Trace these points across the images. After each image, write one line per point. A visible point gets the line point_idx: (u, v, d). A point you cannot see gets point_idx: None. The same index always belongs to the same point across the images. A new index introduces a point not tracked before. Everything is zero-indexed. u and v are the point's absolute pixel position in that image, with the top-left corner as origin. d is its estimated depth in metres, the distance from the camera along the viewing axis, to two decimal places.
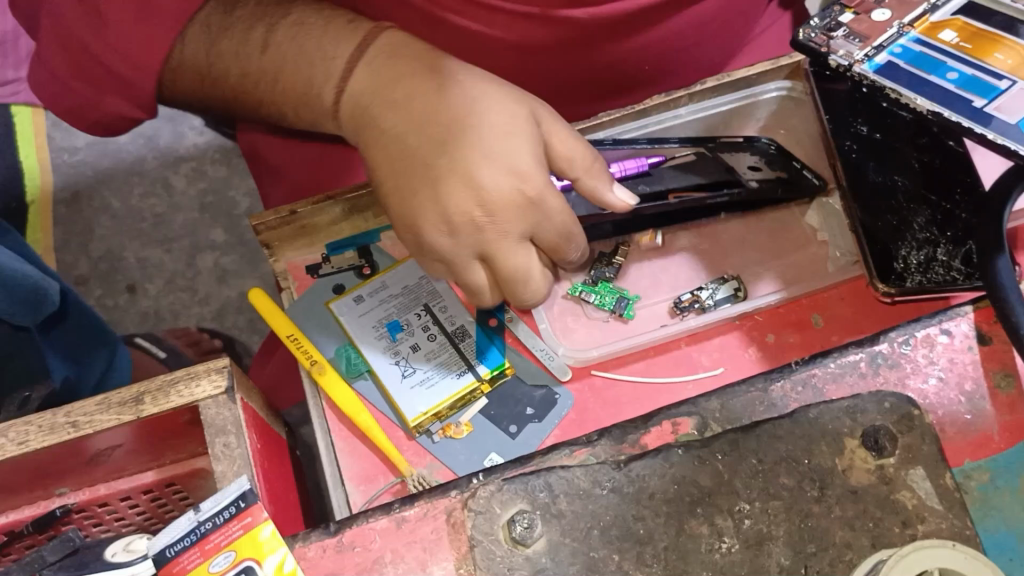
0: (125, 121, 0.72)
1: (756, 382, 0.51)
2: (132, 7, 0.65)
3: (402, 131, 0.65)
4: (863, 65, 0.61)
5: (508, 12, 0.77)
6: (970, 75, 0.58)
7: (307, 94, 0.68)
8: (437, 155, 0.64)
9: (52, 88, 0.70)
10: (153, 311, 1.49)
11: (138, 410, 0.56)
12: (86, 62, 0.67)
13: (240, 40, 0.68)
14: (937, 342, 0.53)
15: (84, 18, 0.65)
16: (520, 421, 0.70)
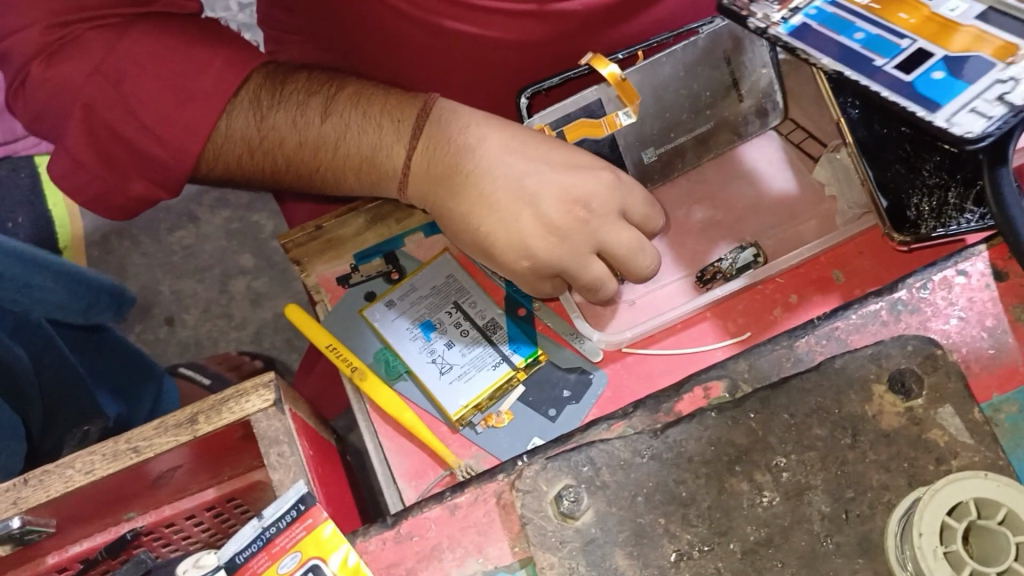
0: (147, 201, 0.74)
1: (781, 340, 0.52)
2: (169, 98, 0.67)
3: (479, 174, 0.69)
4: (778, 27, 0.59)
5: (505, 11, 0.79)
6: (874, 34, 0.56)
7: (372, 159, 0.71)
8: (514, 188, 0.69)
9: (74, 178, 0.70)
10: (193, 340, 1.53)
11: (194, 430, 0.58)
12: (109, 142, 0.68)
13: (287, 131, 0.71)
14: (955, 283, 0.54)
15: (110, 100, 0.66)
16: (559, 404, 0.72)
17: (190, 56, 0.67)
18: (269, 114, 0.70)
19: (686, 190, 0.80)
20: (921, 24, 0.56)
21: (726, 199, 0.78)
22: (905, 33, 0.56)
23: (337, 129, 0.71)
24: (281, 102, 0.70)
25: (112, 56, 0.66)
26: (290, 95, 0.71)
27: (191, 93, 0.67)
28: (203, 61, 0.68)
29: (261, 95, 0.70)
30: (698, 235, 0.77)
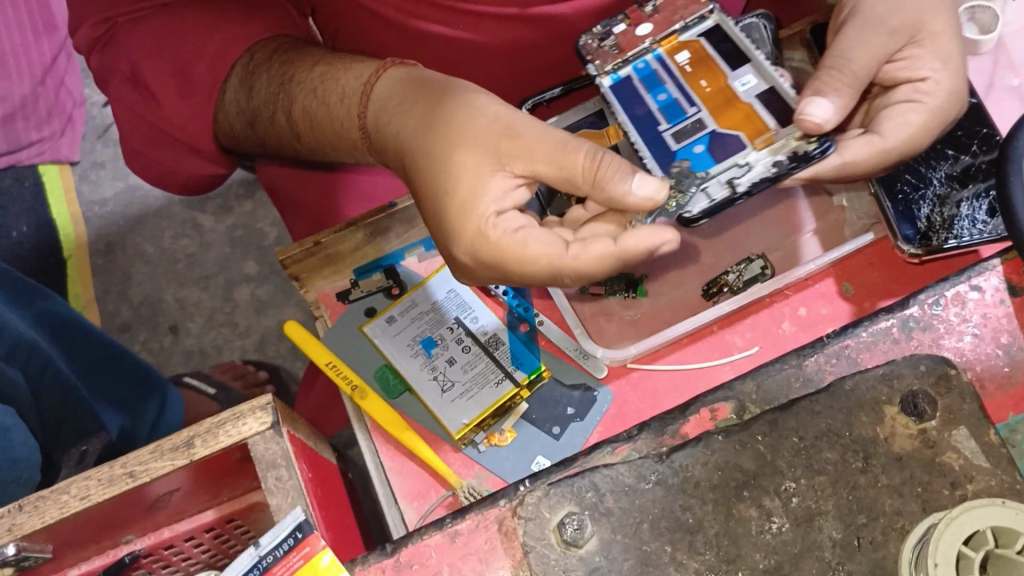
0: (210, 176, 0.86)
1: (789, 360, 0.49)
2: (174, 84, 0.74)
3: (424, 117, 0.65)
4: (606, 78, 0.68)
5: (493, 16, 0.78)
6: (673, 99, 0.65)
7: (337, 111, 0.71)
8: (458, 124, 0.64)
9: (140, 164, 0.83)
10: (198, 349, 1.52)
11: (189, 454, 0.57)
12: (153, 133, 0.78)
13: (271, 118, 0.75)
14: (969, 299, 0.51)
15: (141, 97, 0.76)
16: (562, 422, 0.71)
17: (182, 35, 0.73)
18: (251, 106, 0.76)
19: None
20: (713, 96, 0.65)
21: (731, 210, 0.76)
22: (696, 99, 0.65)
23: (302, 105, 0.73)
24: (256, 89, 0.75)
25: (127, 54, 0.74)
26: (262, 85, 0.75)
27: (191, 75, 0.75)
28: (197, 42, 0.74)
29: (244, 91, 0.75)
30: (704, 247, 0.76)
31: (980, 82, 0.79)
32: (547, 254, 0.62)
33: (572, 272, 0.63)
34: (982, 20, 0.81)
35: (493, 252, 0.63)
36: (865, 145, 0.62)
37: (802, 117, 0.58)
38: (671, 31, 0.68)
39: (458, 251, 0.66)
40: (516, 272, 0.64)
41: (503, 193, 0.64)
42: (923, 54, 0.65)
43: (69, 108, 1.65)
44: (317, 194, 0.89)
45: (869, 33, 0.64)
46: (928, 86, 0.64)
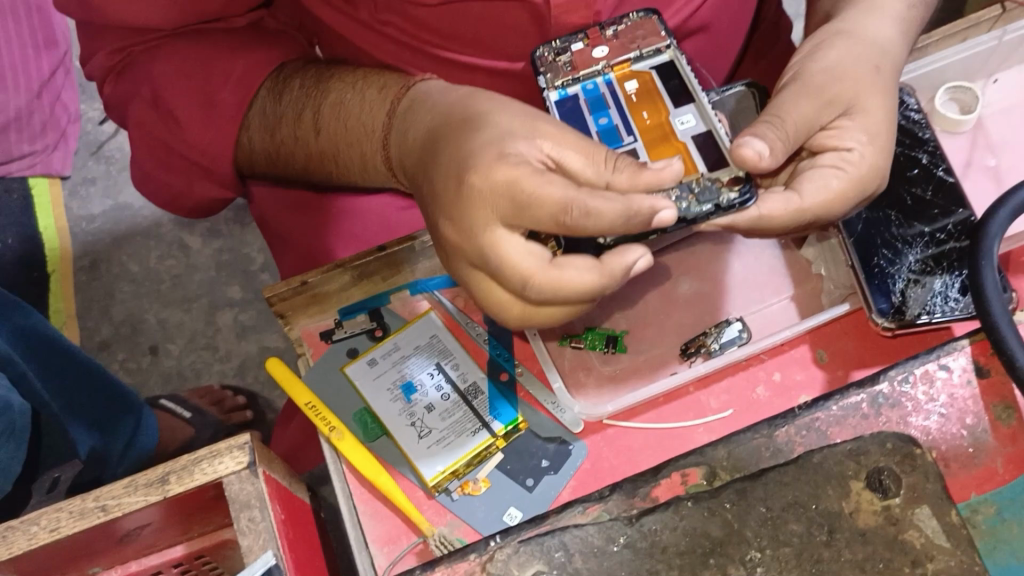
0: (218, 201, 0.84)
1: (760, 429, 0.49)
2: (196, 107, 0.75)
3: (449, 112, 0.66)
4: (553, 93, 0.68)
5: (486, 71, 0.79)
6: (613, 125, 0.66)
7: (367, 110, 0.73)
8: (481, 118, 0.63)
9: (150, 188, 0.82)
10: (176, 371, 1.51)
11: (164, 490, 0.58)
12: (168, 156, 0.78)
13: (295, 118, 0.76)
14: (937, 378, 0.53)
15: (159, 119, 0.76)
16: (536, 474, 0.72)
17: (210, 60, 0.75)
18: (279, 106, 0.76)
19: (675, 261, 0.79)
20: (653, 131, 0.65)
21: (713, 273, 0.78)
22: (635, 129, 0.65)
23: (335, 98, 0.75)
24: (287, 92, 0.77)
25: (150, 79, 0.74)
26: (292, 91, 0.76)
27: (217, 100, 0.75)
28: (224, 66, 0.75)
29: (274, 96, 0.77)
30: (685, 305, 0.77)
31: (959, 160, 0.82)
32: (560, 189, 0.55)
33: (584, 209, 0.54)
34: (963, 100, 0.83)
35: (504, 181, 0.57)
36: (782, 202, 0.63)
37: (738, 150, 0.58)
38: (626, 59, 0.68)
39: (467, 184, 0.59)
40: (523, 199, 0.56)
41: (526, 157, 0.59)
42: (851, 128, 0.67)
43: (63, 123, 1.66)
44: (304, 230, 0.90)
45: (807, 97, 0.66)
46: (853, 157, 0.66)
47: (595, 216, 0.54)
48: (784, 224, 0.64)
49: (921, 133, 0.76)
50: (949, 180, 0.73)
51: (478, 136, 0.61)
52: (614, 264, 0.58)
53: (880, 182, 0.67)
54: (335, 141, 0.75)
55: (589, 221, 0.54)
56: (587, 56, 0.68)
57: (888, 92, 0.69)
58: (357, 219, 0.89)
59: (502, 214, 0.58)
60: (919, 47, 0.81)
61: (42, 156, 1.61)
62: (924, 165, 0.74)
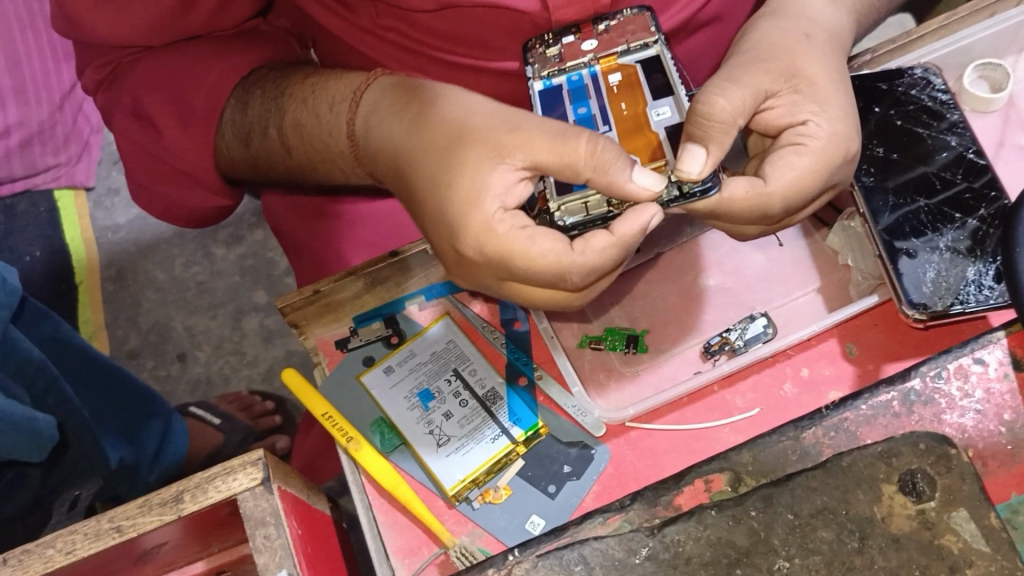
0: (213, 209, 0.82)
1: (787, 431, 0.47)
2: (172, 113, 0.73)
3: (406, 142, 0.64)
4: (537, 82, 0.66)
5: (492, 72, 0.77)
6: (591, 117, 0.64)
7: (328, 127, 0.69)
8: (442, 153, 0.61)
9: (146, 201, 0.81)
10: (204, 377, 1.51)
11: (178, 509, 0.57)
12: (156, 166, 0.77)
13: (261, 137, 0.73)
14: (972, 372, 0.51)
15: (142, 130, 0.75)
16: (558, 480, 0.71)
17: (182, 67, 0.73)
18: (245, 123, 0.74)
19: (694, 257, 0.77)
20: (628, 121, 0.62)
21: (735, 267, 0.76)
22: (611, 119, 0.63)
23: (293, 117, 0.71)
24: (250, 107, 0.74)
25: (130, 88, 0.73)
26: (254, 106, 0.73)
27: (190, 105, 0.74)
28: (197, 72, 0.74)
29: (239, 108, 0.74)
30: (708, 303, 0.75)
31: (990, 141, 0.79)
32: (552, 254, 0.57)
33: (579, 269, 0.57)
34: (993, 78, 0.80)
35: (496, 255, 0.59)
36: (745, 186, 0.60)
37: (676, 170, 0.56)
38: (613, 51, 0.65)
39: (462, 252, 0.60)
40: (519, 269, 0.58)
41: (508, 188, 0.59)
42: (800, 101, 0.65)
43: (86, 134, 1.64)
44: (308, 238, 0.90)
45: (746, 80, 0.63)
46: (810, 129, 0.63)
47: (591, 267, 0.57)
48: (748, 209, 0.61)
49: (950, 114, 0.73)
50: (980, 164, 0.70)
51: (465, 176, 0.59)
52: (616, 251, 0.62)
53: (850, 146, 0.63)
54: (308, 158, 0.73)
55: (586, 262, 0.56)
56: (577, 49, 0.66)
57: (824, 59, 0.67)
58: (369, 224, 0.88)
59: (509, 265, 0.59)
60: (915, 37, 0.78)
61: (65, 167, 1.61)
62: (954, 149, 0.71)
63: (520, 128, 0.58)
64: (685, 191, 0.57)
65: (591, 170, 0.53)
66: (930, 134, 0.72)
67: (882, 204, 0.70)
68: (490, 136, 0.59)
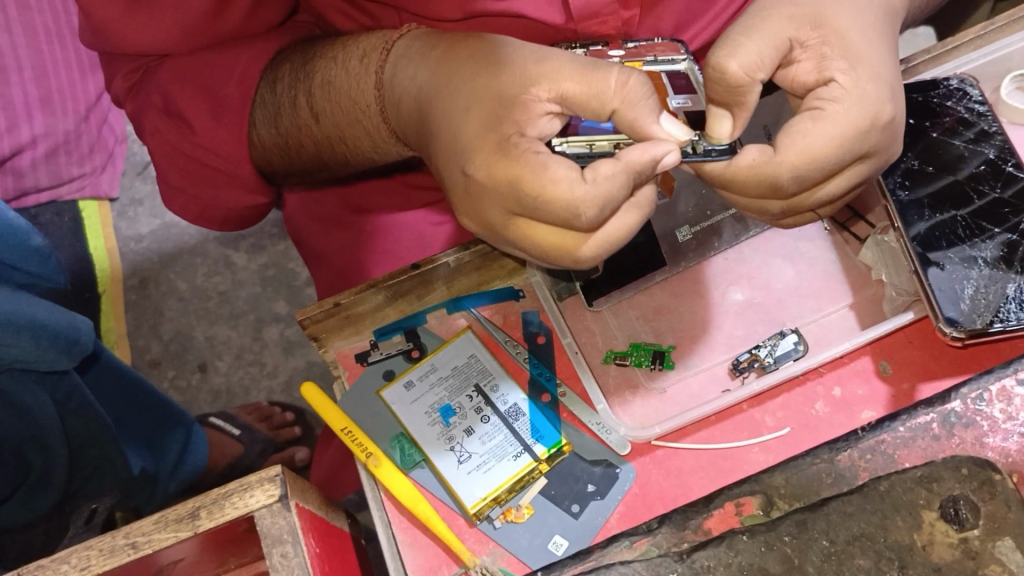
0: (249, 207, 0.81)
1: (821, 454, 0.47)
2: (205, 108, 0.71)
3: (427, 83, 0.60)
4: None
5: None
6: None
7: (355, 88, 0.66)
8: (461, 84, 0.57)
9: (180, 203, 0.79)
10: (225, 388, 1.51)
11: (194, 525, 0.56)
12: (188, 165, 0.75)
13: (293, 109, 0.71)
14: (1016, 394, 0.47)
15: (174, 128, 0.73)
16: (582, 499, 0.69)
17: (211, 60, 0.72)
18: (275, 98, 0.71)
19: (721, 272, 0.76)
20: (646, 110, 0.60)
21: (764, 281, 0.75)
22: None
23: (321, 76, 0.68)
24: (280, 79, 0.71)
25: (160, 87, 0.72)
26: (285, 79, 0.71)
27: (222, 97, 0.72)
28: (224, 64, 0.72)
29: (270, 85, 0.72)
30: (736, 321, 0.73)
31: None
32: (566, 176, 0.51)
33: (592, 203, 0.51)
34: None
35: (507, 180, 0.53)
36: (756, 154, 0.56)
37: (706, 138, 0.58)
38: (640, 58, 0.62)
39: (472, 178, 0.55)
40: (530, 201, 0.52)
41: (534, 118, 0.55)
42: (828, 54, 0.58)
43: (111, 145, 1.65)
44: (331, 250, 0.89)
45: (764, 27, 0.58)
46: (834, 92, 0.57)
47: (606, 201, 0.52)
48: (758, 183, 0.57)
49: (985, 124, 0.71)
50: (1018, 175, 0.68)
51: (485, 106, 0.56)
52: (645, 194, 0.57)
53: (881, 109, 0.56)
54: (337, 124, 0.69)
55: (598, 188, 0.51)
56: (604, 53, 0.64)
57: (859, 10, 0.60)
58: (392, 236, 0.87)
59: (515, 190, 0.53)
60: (951, 45, 0.76)
61: (91, 178, 1.61)
62: (990, 160, 0.69)
63: (545, 60, 0.56)
64: (700, 150, 0.57)
65: (620, 100, 0.53)
66: (964, 145, 0.70)
67: (917, 216, 0.67)
68: (515, 65, 0.56)
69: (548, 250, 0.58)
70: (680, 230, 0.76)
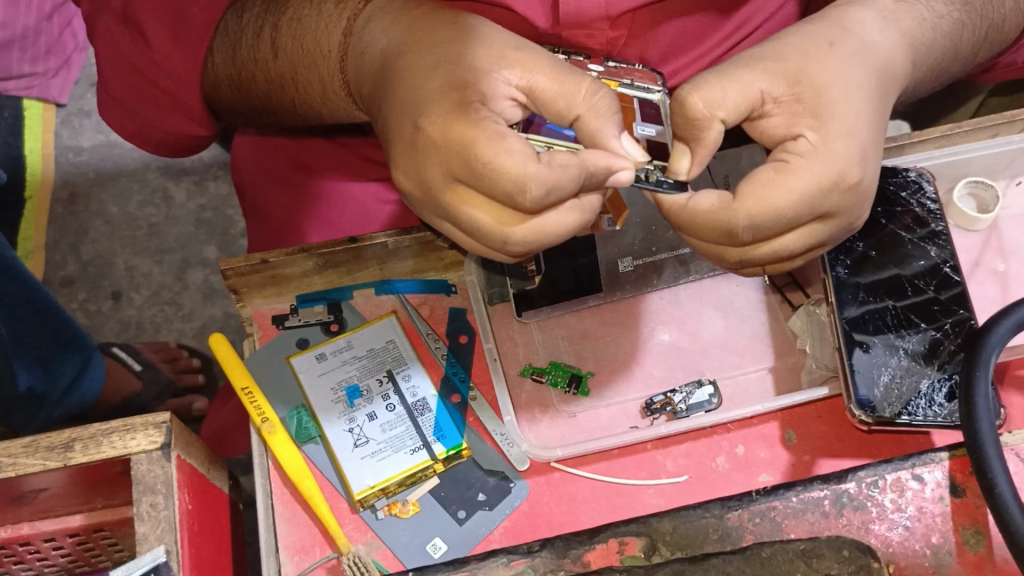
0: (188, 137, 0.76)
1: (713, 509, 0.52)
2: (164, 24, 0.68)
3: (396, 38, 0.59)
4: None
5: None
6: None
7: (320, 33, 0.65)
8: (430, 46, 0.56)
9: (117, 115, 0.74)
10: (135, 321, 1.46)
11: (65, 457, 0.53)
12: (134, 78, 0.70)
13: (254, 40, 0.68)
14: (907, 487, 0.55)
15: (128, 37, 0.69)
16: (469, 507, 0.68)
17: None
18: (238, 32, 0.70)
19: (654, 310, 0.76)
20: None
21: (693, 329, 0.75)
22: None
23: (294, 12, 0.67)
24: (248, 11, 0.70)
25: None
26: (252, 14, 0.70)
27: (186, 17, 0.69)
28: None
29: (238, 16, 0.71)
30: (658, 362, 0.74)
31: (967, 259, 0.79)
32: (522, 150, 0.50)
33: (542, 186, 0.51)
34: (981, 198, 0.80)
35: (458, 141, 0.51)
36: (711, 199, 0.57)
37: (666, 172, 0.58)
38: (616, 78, 0.62)
39: (423, 132, 0.53)
40: (477, 167, 0.51)
41: (498, 97, 0.55)
42: (798, 112, 0.58)
43: (70, 50, 1.59)
44: (272, 205, 0.86)
45: (739, 74, 0.57)
46: (804, 145, 0.57)
47: (554, 187, 0.51)
48: (714, 229, 0.57)
49: (934, 224, 0.72)
50: (954, 279, 0.69)
51: (450, 69, 0.55)
52: (592, 199, 0.56)
53: (848, 171, 0.56)
54: (292, 64, 0.67)
55: (551, 172, 0.51)
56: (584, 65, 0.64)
57: (854, 70, 0.59)
58: (338, 206, 0.85)
59: (464, 151, 0.51)
60: (920, 138, 0.76)
61: (41, 79, 1.55)
62: (931, 260, 0.70)
63: (521, 49, 0.56)
64: (653, 179, 0.57)
65: (585, 108, 0.54)
66: (911, 240, 0.71)
67: (851, 298, 0.69)
68: (490, 45, 0.56)
69: (477, 224, 0.56)
70: (622, 261, 0.76)
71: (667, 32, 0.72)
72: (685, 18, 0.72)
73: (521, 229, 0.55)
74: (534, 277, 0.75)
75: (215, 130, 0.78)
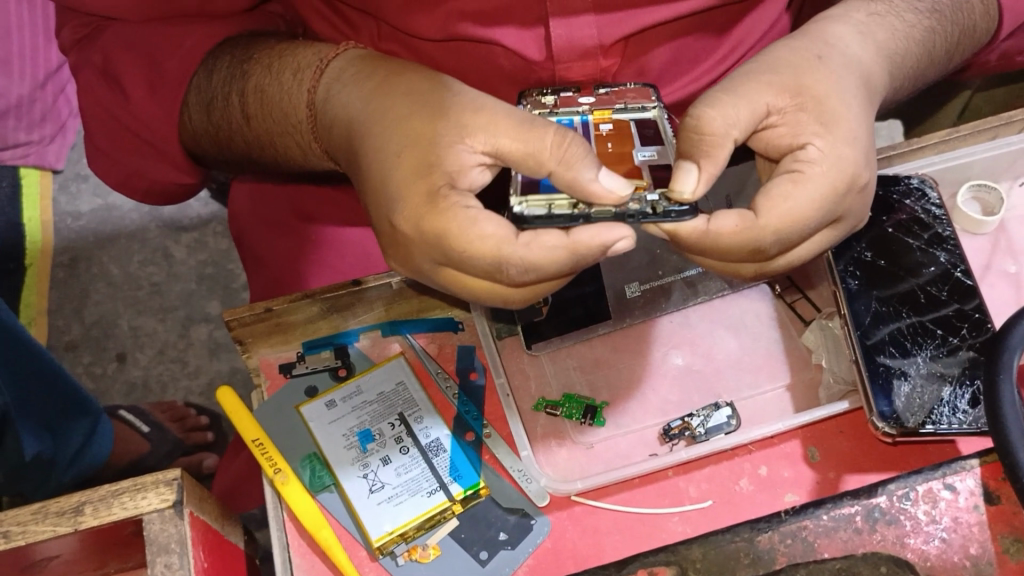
0: (174, 185, 0.76)
1: (742, 533, 0.65)
2: (142, 78, 0.68)
3: (360, 110, 0.59)
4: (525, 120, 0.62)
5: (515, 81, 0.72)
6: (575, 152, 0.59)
7: (289, 98, 0.64)
8: (393, 121, 0.57)
9: (102, 166, 0.74)
10: (141, 381, 1.45)
11: (75, 521, 0.52)
12: (117, 130, 0.71)
13: (224, 106, 0.67)
14: (939, 498, 0.65)
15: (109, 90, 0.70)
16: (491, 547, 0.67)
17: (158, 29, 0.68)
18: (209, 89, 0.68)
19: (663, 335, 0.75)
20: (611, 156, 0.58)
21: (706, 350, 0.74)
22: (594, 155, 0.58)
23: (256, 81, 0.66)
24: (217, 71, 0.68)
25: (104, 47, 0.69)
26: (222, 70, 0.68)
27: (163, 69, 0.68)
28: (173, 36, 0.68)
29: (208, 74, 0.69)
30: (673, 387, 0.73)
31: (978, 262, 0.78)
32: (496, 232, 0.52)
33: (521, 266, 0.53)
34: (986, 200, 0.80)
35: (433, 230, 0.54)
36: (733, 220, 0.55)
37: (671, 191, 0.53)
38: (609, 107, 0.62)
39: (398, 228, 0.55)
40: (454, 253, 0.54)
41: (464, 172, 0.54)
42: (805, 120, 0.57)
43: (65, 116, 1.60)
44: (273, 254, 0.85)
45: (743, 90, 0.57)
46: (812, 154, 0.57)
47: (533, 265, 0.53)
48: (735, 247, 0.56)
49: (941, 229, 0.71)
50: (967, 284, 0.68)
51: (417, 147, 0.55)
52: None
53: (859, 173, 0.57)
54: (266, 130, 0.67)
55: (531, 251, 0.52)
56: (574, 102, 0.63)
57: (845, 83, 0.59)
58: (341, 253, 0.84)
59: (441, 236, 0.53)
60: (920, 145, 0.76)
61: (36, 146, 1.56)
62: (942, 265, 0.70)
63: (483, 111, 0.54)
64: (660, 211, 0.53)
65: (558, 162, 0.51)
66: (919, 246, 0.71)
67: (864, 308, 0.68)
68: (451, 110, 0.55)
69: (474, 290, 0.59)
70: (629, 287, 0.76)
71: (660, 58, 0.72)
72: (677, 44, 0.72)
73: (519, 292, 0.58)
74: (543, 308, 0.75)
75: (203, 177, 0.78)
